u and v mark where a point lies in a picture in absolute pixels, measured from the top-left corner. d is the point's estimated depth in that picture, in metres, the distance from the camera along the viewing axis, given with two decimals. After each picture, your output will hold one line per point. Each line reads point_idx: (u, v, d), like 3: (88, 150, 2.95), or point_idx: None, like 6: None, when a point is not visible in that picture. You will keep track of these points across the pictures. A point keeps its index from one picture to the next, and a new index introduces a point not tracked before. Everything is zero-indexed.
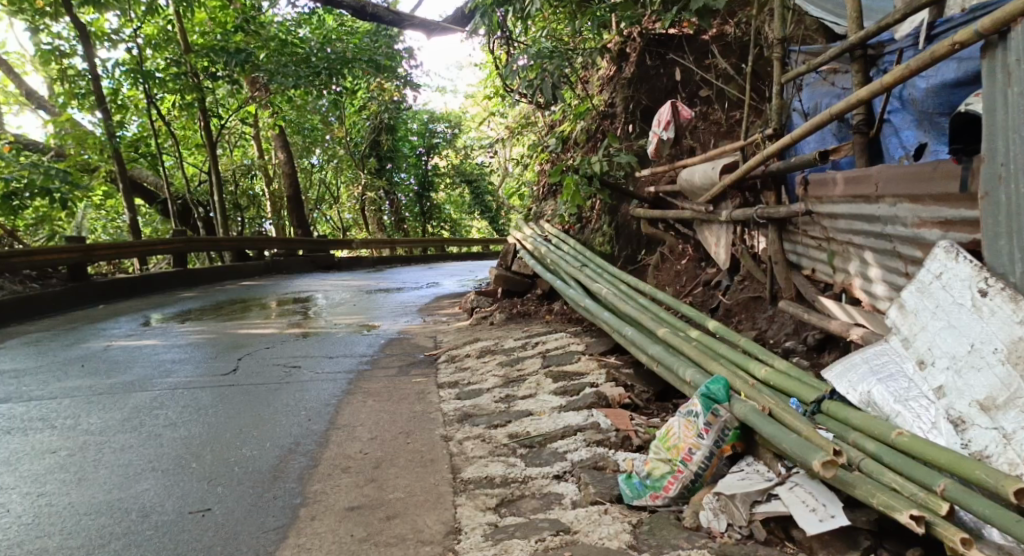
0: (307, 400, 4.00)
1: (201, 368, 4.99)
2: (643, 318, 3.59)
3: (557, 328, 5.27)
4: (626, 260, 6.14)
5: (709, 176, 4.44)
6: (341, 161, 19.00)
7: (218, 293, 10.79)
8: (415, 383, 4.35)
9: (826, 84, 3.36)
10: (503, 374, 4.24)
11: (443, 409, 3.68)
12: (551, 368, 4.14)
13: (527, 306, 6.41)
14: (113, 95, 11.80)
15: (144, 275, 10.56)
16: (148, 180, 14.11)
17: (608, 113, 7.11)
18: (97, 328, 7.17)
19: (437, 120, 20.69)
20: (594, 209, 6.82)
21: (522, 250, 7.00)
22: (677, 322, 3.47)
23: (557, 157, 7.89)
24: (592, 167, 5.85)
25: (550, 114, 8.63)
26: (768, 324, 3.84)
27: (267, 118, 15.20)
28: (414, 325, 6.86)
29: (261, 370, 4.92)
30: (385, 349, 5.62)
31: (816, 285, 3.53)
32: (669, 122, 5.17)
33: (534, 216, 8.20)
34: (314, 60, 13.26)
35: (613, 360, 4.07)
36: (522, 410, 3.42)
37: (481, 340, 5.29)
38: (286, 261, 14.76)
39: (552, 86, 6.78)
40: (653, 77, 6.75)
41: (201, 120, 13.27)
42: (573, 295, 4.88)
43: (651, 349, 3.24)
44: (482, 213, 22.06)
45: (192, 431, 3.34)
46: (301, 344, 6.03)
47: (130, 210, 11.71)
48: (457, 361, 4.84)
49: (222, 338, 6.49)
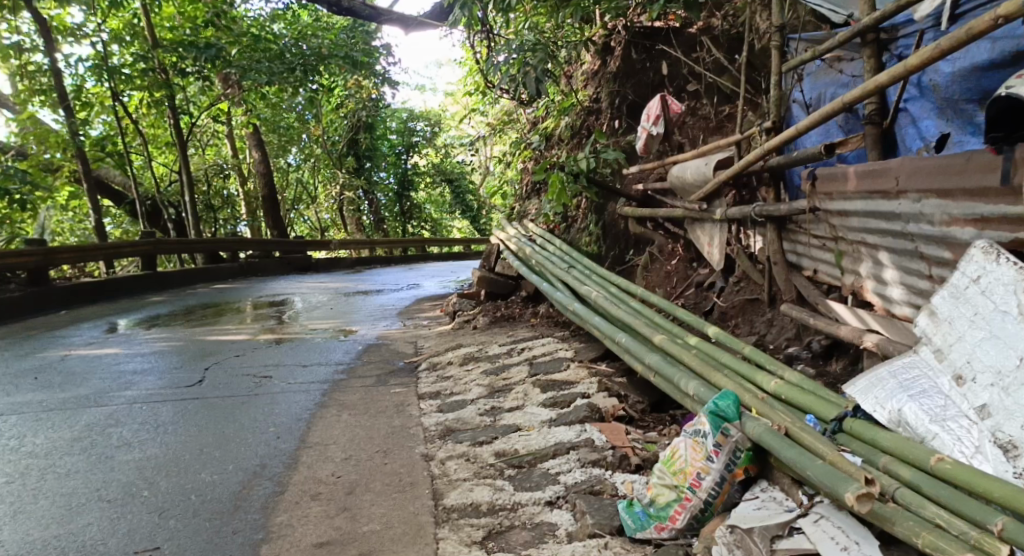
0: (277, 414, 3.72)
1: (166, 380, 4.69)
2: (638, 323, 3.37)
3: (544, 333, 5.04)
4: (614, 261, 5.92)
5: (702, 172, 4.23)
6: (318, 160, 18.64)
7: (190, 297, 10.44)
8: (394, 394, 4.09)
9: (830, 73, 3.16)
10: (487, 384, 3.99)
11: (424, 423, 3.43)
12: (539, 377, 3.91)
13: (511, 309, 6.18)
14: (77, 92, 11.38)
15: (111, 279, 10.17)
16: (116, 180, 13.68)
17: (593, 108, 6.91)
18: (58, 335, 6.81)
19: (416, 118, 20.39)
20: (580, 207, 6.61)
21: (505, 250, 6.76)
22: (674, 327, 3.25)
23: (540, 154, 7.66)
24: (577, 165, 5.65)
25: (532, 110, 8.40)
26: (768, 328, 3.63)
27: (241, 117, 14.80)
28: (393, 330, 6.59)
29: (230, 380, 4.63)
30: (363, 356, 5.36)
31: (820, 287, 3.33)
32: (658, 117, 4.96)
33: (517, 215, 7.97)
34: (287, 56, 12.93)
35: (604, 368, 3.85)
36: (509, 424, 3.18)
37: (464, 346, 5.04)
38: (261, 262, 14.36)
39: (534, 81, 6.55)
40: (639, 71, 6.45)
41: (171, 118, 12.86)
42: (561, 298, 4.65)
43: (647, 357, 3.01)
44: (463, 212, 21.80)
45: (148, 453, 3.07)
46: (274, 351, 5.74)
47: (97, 211, 11.31)
48: (439, 368, 4.59)
49: (190, 345, 6.17)
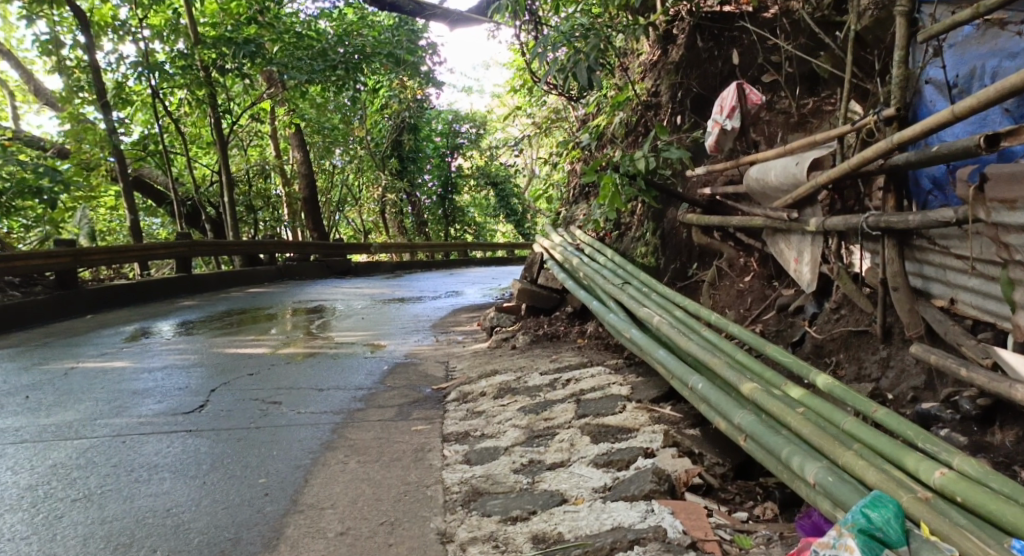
0: (276, 457, 3.14)
1: (163, 404, 4.15)
2: (719, 363, 2.63)
3: (593, 360, 4.34)
4: (675, 275, 5.15)
5: (792, 173, 3.48)
6: (362, 162, 18.16)
7: (222, 302, 10.05)
8: (416, 433, 3.47)
9: (985, 42, 2.41)
10: (525, 425, 3.31)
11: (446, 479, 2.77)
12: (589, 420, 3.22)
13: (556, 327, 5.50)
14: (119, 89, 11.13)
15: (142, 283, 9.86)
16: (157, 180, 13.48)
17: (652, 103, 6.17)
18: (72, 344, 6.40)
19: (462, 120, 19.91)
20: (635, 213, 5.89)
21: (549, 259, 6.08)
22: (767, 372, 2.52)
23: (591, 153, 6.96)
24: (634, 165, 4.95)
25: (584, 105, 7.70)
26: (883, 372, 2.88)
27: (283, 116, 14.50)
28: (425, 347, 5.96)
29: (233, 407, 4.06)
30: (387, 379, 4.73)
31: (961, 323, 2.57)
32: (734, 108, 4.19)
33: (564, 221, 7.28)
34: (331, 54, 12.44)
35: (669, 412, 3.14)
36: (550, 490, 2.50)
37: (501, 371, 4.36)
38: (299, 266, 14.01)
39: (587, 70, 5.84)
40: (705, 61, 5.66)
41: (212, 117, 12.55)
42: (614, 322, 3.92)
43: (734, 413, 2.27)
44: (507, 216, 21.26)
45: (104, 514, 2.52)
46: (293, 369, 5.19)
47: (133, 210, 11.05)
48: (469, 401, 3.93)
49: (204, 360, 5.65)
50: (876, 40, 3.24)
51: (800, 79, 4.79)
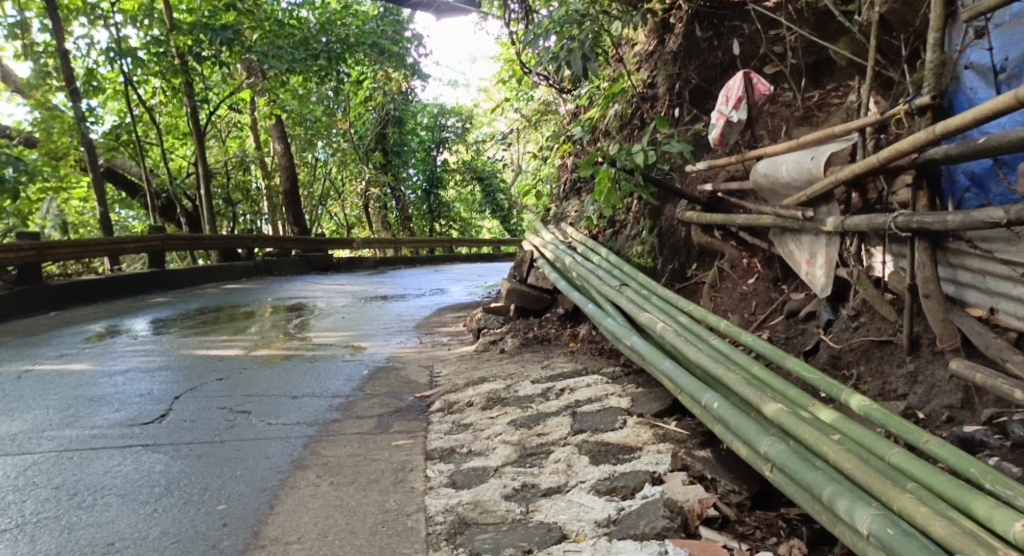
0: (239, 478, 2.82)
1: (120, 414, 3.80)
2: (735, 378, 2.36)
3: (588, 367, 4.06)
4: (672, 276, 4.88)
5: (806, 169, 3.22)
6: (345, 155, 17.74)
7: (197, 298, 9.65)
8: (396, 448, 3.17)
9: None
10: (516, 442, 3.02)
11: (429, 507, 2.48)
12: (587, 437, 2.94)
13: (546, 330, 5.21)
14: (90, 76, 10.65)
15: (112, 278, 9.44)
16: (131, 171, 13.03)
17: (648, 94, 5.90)
18: (32, 343, 6.03)
19: (447, 114, 19.57)
20: (630, 211, 5.62)
21: (539, 257, 5.80)
22: (789, 390, 2.26)
23: (583, 147, 6.69)
24: (631, 159, 4.68)
25: (574, 97, 7.41)
26: (910, 388, 2.61)
27: (264, 107, 14.09)
28: (408, 349, 5.66)
29: (196, 418, 3.73)
30: (367, 385, 4.43)
31: (1004, 336, 2.32)
32: (740, 99, 3.92)
33: (554, 218, 7.00)
34: (313, 43, 12.04)
35: (674, 430, 2.86)
36: (547, 522, 2.22)
37: (488, 379, 4.07)
38: (279, 261, 13.62)
39: (581, 59, 5.53)
40: (705, 51, 5.39)
41: (188, 106, 12.11)
42: (612, 327, 3.64)
43: (758, 438, 1.99)
44: (493, 212, 20.98)
45: (35, 549, 2.21)
46: (267, 374, 4.87)
47: (104, 202, 10.61)
48: (454, 412, 3.64)
49: (172, 362, 5.30)
50: (902, 23, 2.98)
51: (804, 70, 4.57)
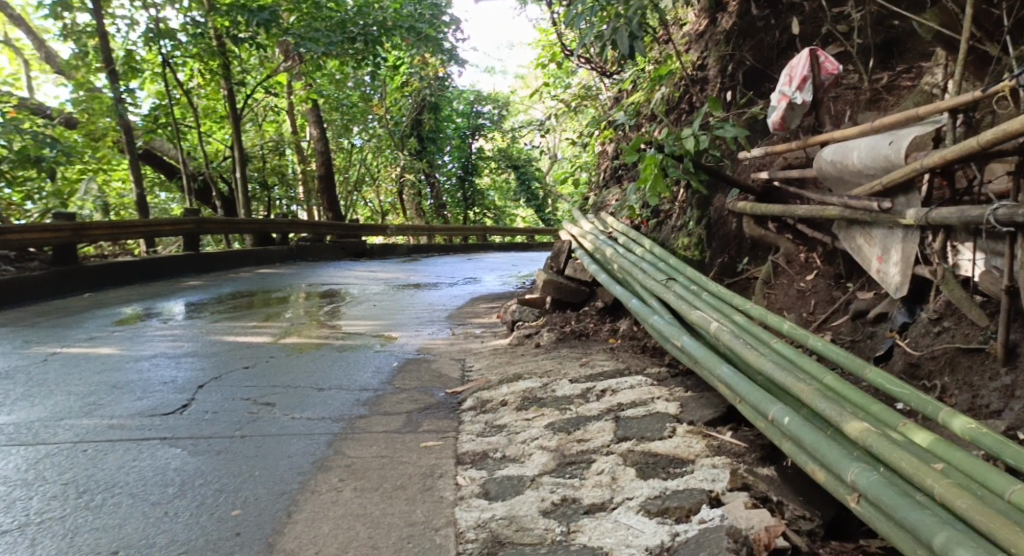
0: (257, 480, 2.63)
1: (141, 403, 3.66)
2: (808, 391, 2.07)
3: (631, 366, 3.79)
4: (722, 270, 4.57)
5: (882, 155, 2.91)
6: (380, 141, 17.60)
7: (229, 282, 9.60)
8: (425, 450, 2.95)
9: None
10: (554, 448, 2.78)
11: (459, 521, 2.26)
12: (633, 445, 2.68)
13: (584, 325, 4.95)
14: (129, 56, 10.63)
15: (148, 260, 9.44)
16: (168, 153, 13.07)
17: (698, 77, 5.56)
18: (62, 325, 5.98)
19: (483, 100, 19.32)
20: (675, 200, 5.31)
21: (578, 248, 5.53)
22: (872, 406, 1.97)
23: (625, 133, 6.38)
24: (680, 144, 4.38)
25: (617, 80, 7.09)
26: (1006, 403, 2.31)
27: (300, 91, 14.02)
28: (440, 340, 5.47)
29: (219, 409, 3.57)
30: (396, 379, 4.23)
31: None
32: (806, 79, 3.58)
33: (593, 206, 6.71)
34: (350, 26, 11.87)
35: (730, 442, 2.59)
36: (590, 547, 1.97)
37: (524, 376, 3.83)
38: (312, 246, 13.56)
39: (628, 38, 5.20)
40: (760, 31, 5.03)
41: (225, 89, 12.05)
42: (658, 325, 3.36)
43: (843, 464, 1.71)
44: (527, 201, 20.76)
45: None
46: (294, 363, 4.71)
47: (140, 184, 10.60)
48: (487, 412, 3.41)
49: (199, 348, 5.18)
50: None
51: (872, 50, 4.25)
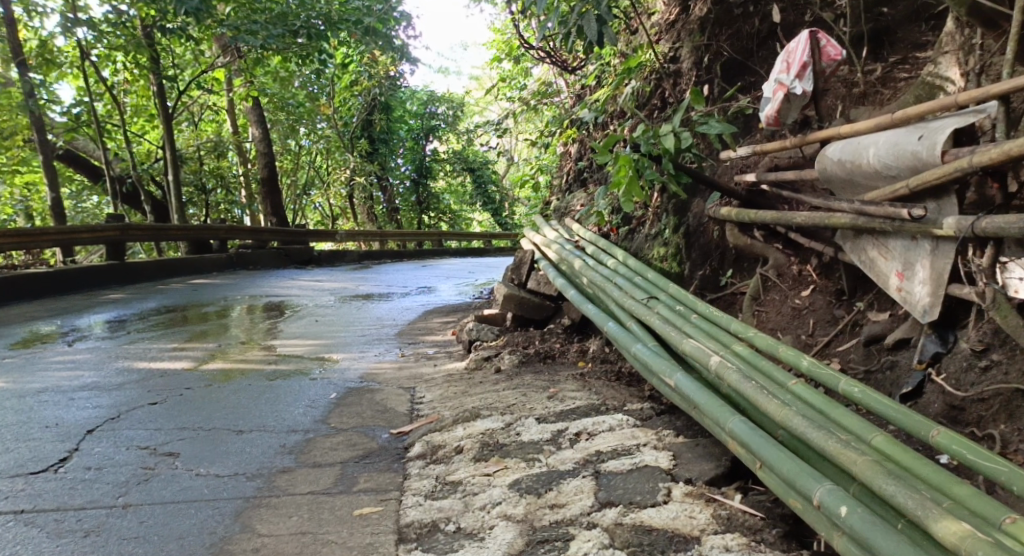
0: None
1: (4, 458, 2.93)
2: (864, 464, 1.55)
3: (608, 400, 3.25)
4: (703, 284, 4.08)
5: (907, 152, 2.42)
6: (330, 142, 16.78)
7: (157, 295, 8.74)
8: (356, 523, 2.33)
9: None
10: (521, 519, 2.21)
11: None
12: (623, 515, 2.12)
13: (549, 345, 4.40)
14: (45, 47, 9.63)
15: (63, 271, 8.51)
16: (93, 154, 12.03)
17: (669, 70, 5.08)
18: None
19: (437, 101, 18.64)
20: (648, 206, 4.83)
21: (541, 258, 5.00)
22: (955, 489, 1.47)
23: (591, 133, 5.87)
24: (656, 142, 3.88)
25: (580, 73, 6.54)
26: None
27: (239, 88, 13.12)
28: (387, 363, 4.86)
29: (106, 463, 2.89)
30: (333, 416, 3.60)
31: None
32: (805, 66, 3.11)
33: (555, 212, 6.18)
34: (292, 19, 11.07)
35: (746, 513, 2.05)
36: None
37: (483, 412, 3.25)
38: (254, 253, 12.70)
39: (595, 22, 4.65)
40: (738, 19, 4.56)
41: (155, 84, 11.10)
42: (641, 355, 2.83)
43: None
44: (484, 205, 20.16)
45: None
46: (214, 395, 4.03)
47: (56, 188, 9.60)
48: (439, 462, 2.82)
49: (103, 378, 4.44)
50: None
51: (863, 39, 3.80)
